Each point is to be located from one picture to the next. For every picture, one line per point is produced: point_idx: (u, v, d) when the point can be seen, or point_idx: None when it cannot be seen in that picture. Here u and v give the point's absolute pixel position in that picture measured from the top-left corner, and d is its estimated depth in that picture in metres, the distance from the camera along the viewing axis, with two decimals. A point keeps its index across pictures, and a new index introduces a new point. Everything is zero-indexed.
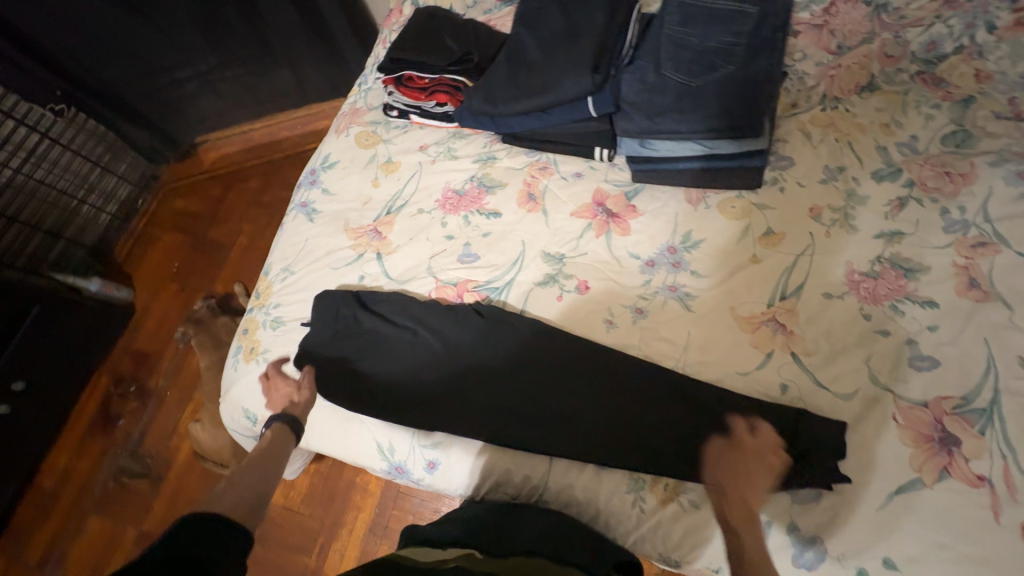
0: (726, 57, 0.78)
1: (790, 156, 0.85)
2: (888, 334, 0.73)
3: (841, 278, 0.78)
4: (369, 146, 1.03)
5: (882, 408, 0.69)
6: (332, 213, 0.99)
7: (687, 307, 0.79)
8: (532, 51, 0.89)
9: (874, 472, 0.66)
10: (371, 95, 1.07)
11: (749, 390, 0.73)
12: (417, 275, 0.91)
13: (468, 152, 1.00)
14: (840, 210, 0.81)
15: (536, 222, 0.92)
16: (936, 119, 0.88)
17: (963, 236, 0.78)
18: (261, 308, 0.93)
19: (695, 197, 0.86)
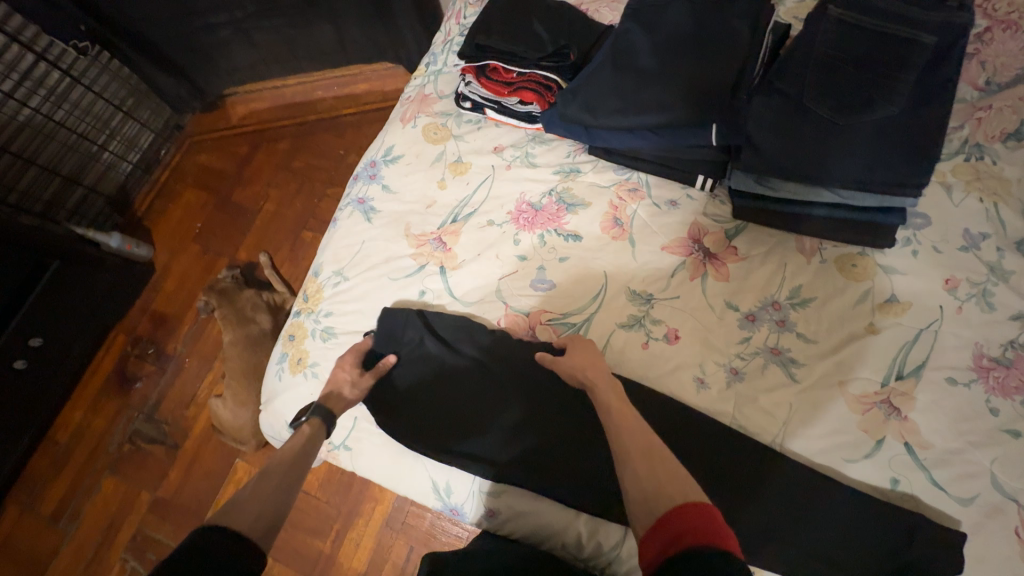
0: (887, 97, 0.67)
1: (925, 213, 0.76)
2: (1019, 436, 0.66)
3: (969, 363, 0.69)
4: (437, 141, 0.92)
5: (1004, 520, 0.62)
6: (392, 214, 0.89)
7: (791, 375, 0.71)
8: (647, 60, 0.77)
9: None
10: (443, 81, 0.95)
11: (853, 479, 0.66)
12: (484, 297, 0.83)
13: (548, 160, 0.89)
14: (977, 284, 0.72)
15: (622, 252, 0.82)
16: None
17: None
18: (311, 314, 0.85)
19: (808, 248, 0.77)
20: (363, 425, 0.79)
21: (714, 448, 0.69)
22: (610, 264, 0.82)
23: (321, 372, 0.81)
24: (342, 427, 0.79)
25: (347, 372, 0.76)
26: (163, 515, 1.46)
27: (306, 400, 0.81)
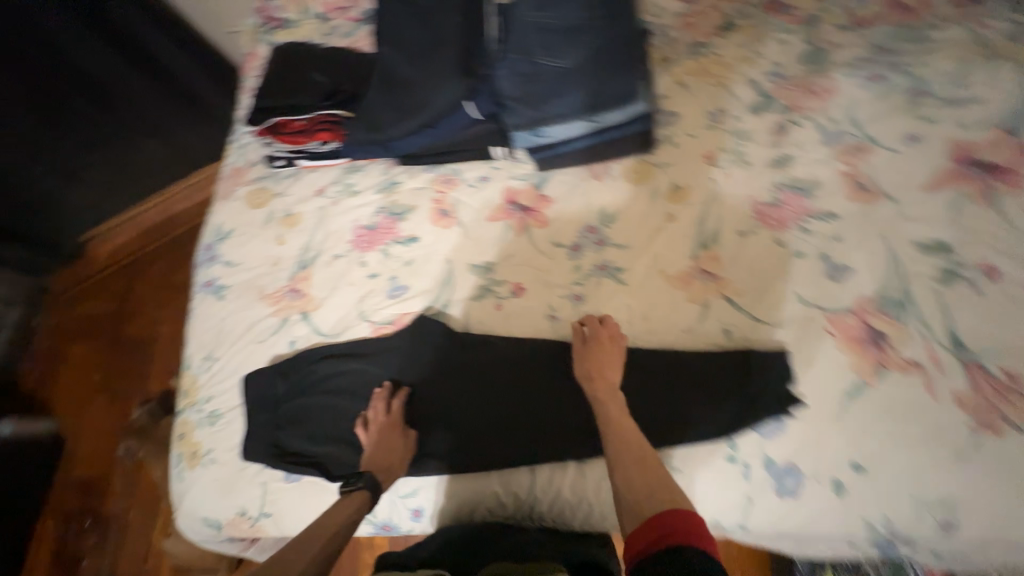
0: (588, 31, 0.79)
1: (674, 111, 0.89)
2: (803, 254, 0.78)
3: (750, 213, 0.82)
4: (261, 204, 0.96)
5: (816, 324, 0.73)
6: (242, 284, 0.92)
7: (621, 280, 0.80)
8: (403, 68, 0.85)
9: (824, 385, 0.70)
10: (250, 150, 1.01)
11: (696, 343, 0.75)
12: (350, 323, 0.86)
13: (367, 184, 0.96)
14: (729, 150, 0.86)
15: (457, 237, 0.90)
16: (791, 43, 0.96)
17: (841, 145, 0.84)
18: (193, 406, 0.85)
19: (599, 171, 0.88)
20: (273, 487, 0.78)
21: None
22: (449, 251, 0.89)
23: (218, 456, 0.81)
24: (254, 498, 0.78)
25: (403, 440, 0.74)
26: None
27: (212, 488, 0.80)
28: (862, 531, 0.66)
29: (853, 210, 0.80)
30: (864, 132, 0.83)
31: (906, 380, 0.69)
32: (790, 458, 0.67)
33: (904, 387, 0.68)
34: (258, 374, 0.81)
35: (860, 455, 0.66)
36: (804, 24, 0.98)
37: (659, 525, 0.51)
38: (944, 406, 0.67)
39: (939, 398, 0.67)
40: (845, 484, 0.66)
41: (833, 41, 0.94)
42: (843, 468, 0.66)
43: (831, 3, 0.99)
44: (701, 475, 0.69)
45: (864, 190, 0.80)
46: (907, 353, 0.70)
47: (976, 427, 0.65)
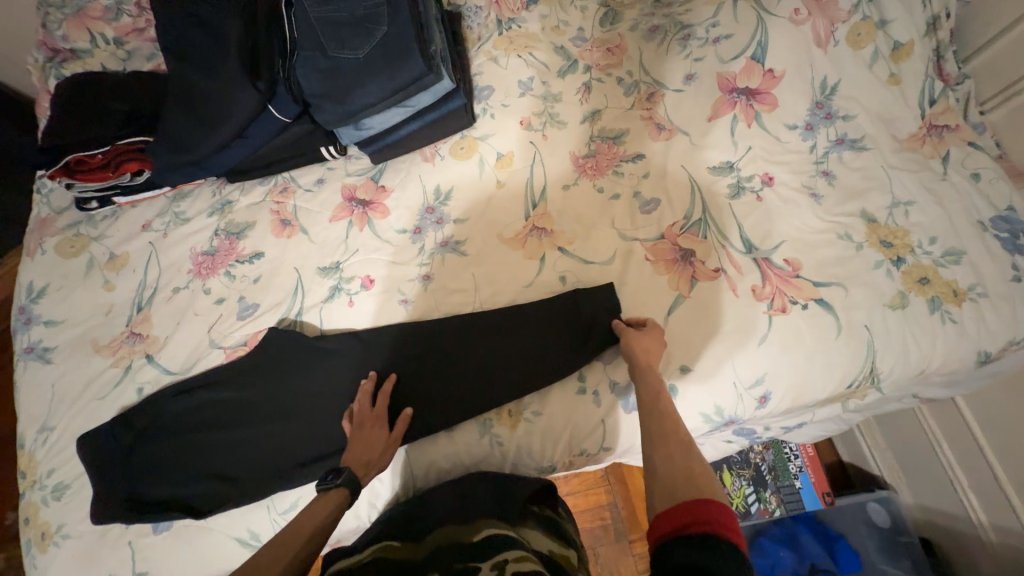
0: (376, 20, 0.80)
1: (488, 85, 0.94)
2: (619, 196, 0.86)
3: (571, 168, 0.88)
4: (78, 252, 0.89)
5: (636, 255, 0.81)
6: (71, 342, 0.84)
7: (463, 252, 0.83)
8: (196, 82, 0.82)
9: (649, 306, 0.78)
10: (56, 196, 0.93)
11: (539, 294, 0.80)
12: (201, 355, 0.82)
13: (198, 209, 0.91)
14: (543, 113, 0.91)
15: (301, 244, 0.88)
16: (589, 8, 1.04)
17: (638, 94, 0.93)
18: (34, 485, 0.77)
19: (429, 154, 0.90)
20: (142, 544, 0.73)
21: (438, 343, 0.78)
22: (296, 260, 0.87)
23: (72, 530, 0.74)
24: (123, 561, 0.73)
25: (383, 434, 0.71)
26: None
27: (71, 565, 0.73)
28: (701, 421, 0.76)
29: (656, 149, 0.89)
30: (653, 78, 0.93)
31: (714, 286, 0.78)
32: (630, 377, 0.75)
33: (712, 292, 0.78)
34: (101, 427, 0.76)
35: (685, 359, 0.75)
36: None
37: (693, 508, 0.44)
38: (744, 300, 0.77)
39: (740, 294, 0.78)
40: (677, 386, 0.75)
41: (622, 1, 1.03)
42: (673, 373, 0.75)
43: None
44: (559, 412, 0.75)
45: (663, 129, 0.90)
46: (712, 263, 0.80)
47: (771, 310, 0.76)
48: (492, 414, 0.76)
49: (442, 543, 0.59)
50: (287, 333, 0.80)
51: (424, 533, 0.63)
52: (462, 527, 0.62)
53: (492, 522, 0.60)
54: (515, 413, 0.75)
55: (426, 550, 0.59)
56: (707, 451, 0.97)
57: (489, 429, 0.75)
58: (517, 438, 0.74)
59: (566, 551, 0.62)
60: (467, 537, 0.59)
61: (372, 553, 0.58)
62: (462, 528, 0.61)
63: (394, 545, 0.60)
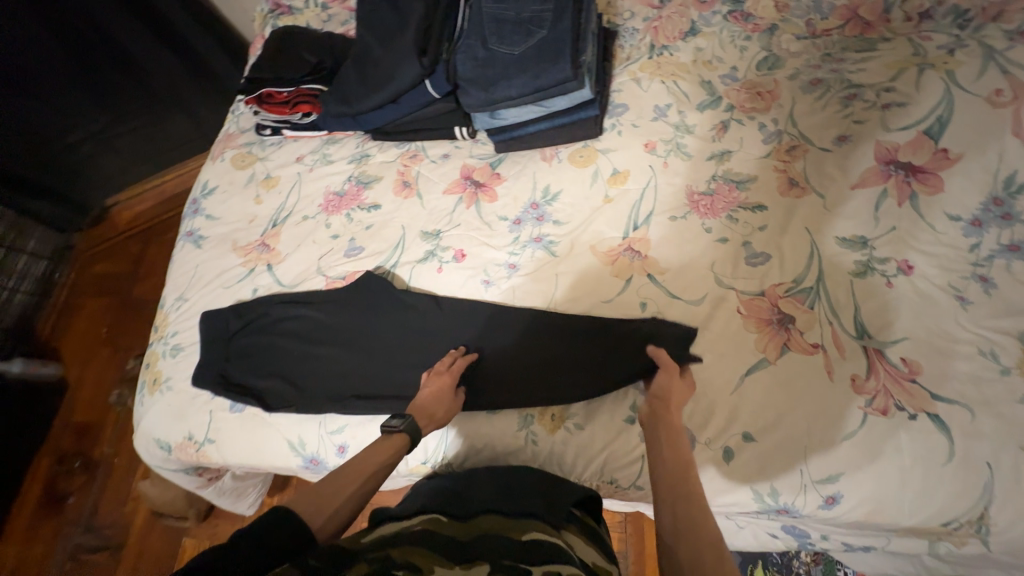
0: (539, 23, 0.86)
1: (624, 103, 0.95)
2: (727, 241, 0.82)
3: (684, 201, 0.86)
4: (246, 166, 1.06)
5: (728, 304, 0.77)
6: (219, 236, 1.01)
7: (553, 253, 0.85)
8: (374, 49, 0.94)
9: (728, 361, 0.74)
10: (243, 119, 1.12)
11: (615, 314, 0.79)
12: (308, 277, 0.94)
13: (342, 154, 1.05)
14: (671, 141, 0.90)
15: (413, 207, 0.97)
16: (749, 49, 1.00)
17: (779, 143, 0.88)
18: (160, 340, 0.94)
19: (549, 154, 0.94)
20: (217, 416, 0.86)
21: (503, 331, 0.81)
22: (405, 221, 0.96)
23: (175, 384, 0.89)
24: (201, 424, 0.86)
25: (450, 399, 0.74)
26: None
27: (166, 412, 0.88)
28: (750, 498, 0.69)
29: (782, 203, 0.84)
30: (799, 131, 0.87)
31: (807, 361, 0.72)
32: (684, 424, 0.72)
33: (803, 367, 0.72)
34: (217, 311, 0.90)
35: (751, 425, 0.70)
36: (765, 32, 1.02)
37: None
38: (838, 386, 0.70)
39: (835, 378, 0.70)
40: (734, 451, 0.69)
41: (789, 49, 0.98)
42: (734, 436, 0.70)
43: (793, 14, 1.02)
44: (601, 433, 0.73)
45: (795, 186, 0.84)
46: (812, 336, 0.73)
47: (869, 408, 0.68)
48: (535, 413, 0.77)
49: (487, 531, 0.62)
50: (378, 281, 0.88)
51: (469, 512, 0.66)
52: (503, 519, 0.64)
53: (538, 524, 0.62)
54: (558, 418, 0.75)
55: (471, 533, 0.62)
56: (745, 538, 0.89)
57: (529, 424, 0.76)
58: (553, 442, 0.75)
59: (608, 565, 0.63)
60: (515, 534, 0.61)
61: (420, 524, 0.62)
62: (509, 522, 0.63)
63: (439, 519, 0.63)
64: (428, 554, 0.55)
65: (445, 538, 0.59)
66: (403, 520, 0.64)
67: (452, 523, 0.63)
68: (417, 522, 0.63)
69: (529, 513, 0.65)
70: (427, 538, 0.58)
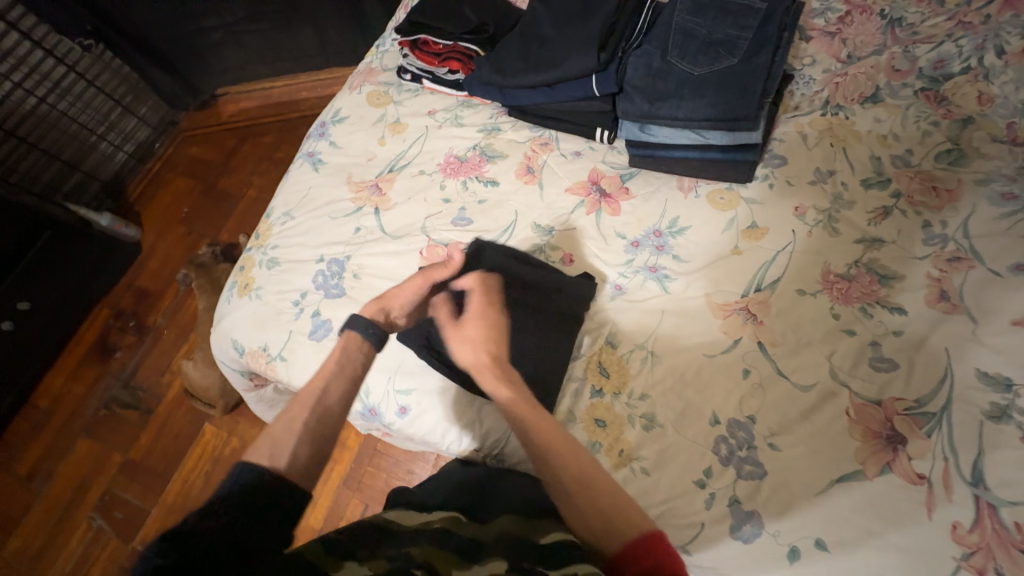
0: (730, 50, 0.82)
1: (783, 156, 0.89)
2: (854, 334, 0.77)
3: (818, 278, 0.81)
4: (379, 105, 1.07)
5: (837, 402, 0.73)
6: (337, 166, 1.02)
7: (665, 289, 0.82)
8: (545, 28, 0.92)
9: (822, 460, 0.69)
10: (388, 56, 1.12)
11: (712, 372, 0.76)
12: (412, 232, 0.94)
13: (474, 121, 1.03)
14: (824, 212, 0.84)
15: (530, 196, 0.94)
16: (933, 135, 0.91)
17: (941, 249, 0.80)
18: (259, 248, 0.97)
19: (687, 185, 0.89)
20: (296, 338, 0.88)
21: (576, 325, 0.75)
22: (517, 207, 0.94)
23: (263, 294, 0.92)
24: (278, 340, 0.89)
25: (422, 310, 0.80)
26: (131, 477, 1.45)
27: (249, 318, 0.91)
28: None
29: (925, 314, 0.77)
30: (970, 245, 0.79)
31: (908, 489, 0.67)
32: (755, 507, 0.69)
33: (901, 493, 0.67)
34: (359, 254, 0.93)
35: (828, 535, 0.66)
36: (957, 122, 0.92)
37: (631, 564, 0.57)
38: (936, 528, 0.64)
39: (934, 518, 0.65)
40: (801, 554, 0.66)
41: (979, 148, 0.88)
42: (805, 539, 0.66)
43: (995, 112, 0.92)
44: (666, 486, 0.71)
45: (945, 300, 0.77)
46: (921, 466, 0.68)
47: (963, 562, 0.62)
48: (604, 443, 0.74)
49: (509, 534, 0.61)
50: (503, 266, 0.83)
51: (489, 516, 0.65)
52: (526, 525, 0.63)
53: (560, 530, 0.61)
54: (625, 455, 0.73)
55: (492, 532, 0.61)
56: None
57: (595, 452, 0.74)
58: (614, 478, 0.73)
59: None
60: (536, 536, 0.61)
61: (439, 520, 0.62)
62: (530, 528, 0.63)
63: (461, 519, 0.63)
64: (447, 559, 0.56)
65: (460, 539, 0.59)
66: (422, 512, 0.65)
67: (471, 524, 0.63)
68: (436, 519, 0.63)
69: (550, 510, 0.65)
70: (443, 538, 0.59)
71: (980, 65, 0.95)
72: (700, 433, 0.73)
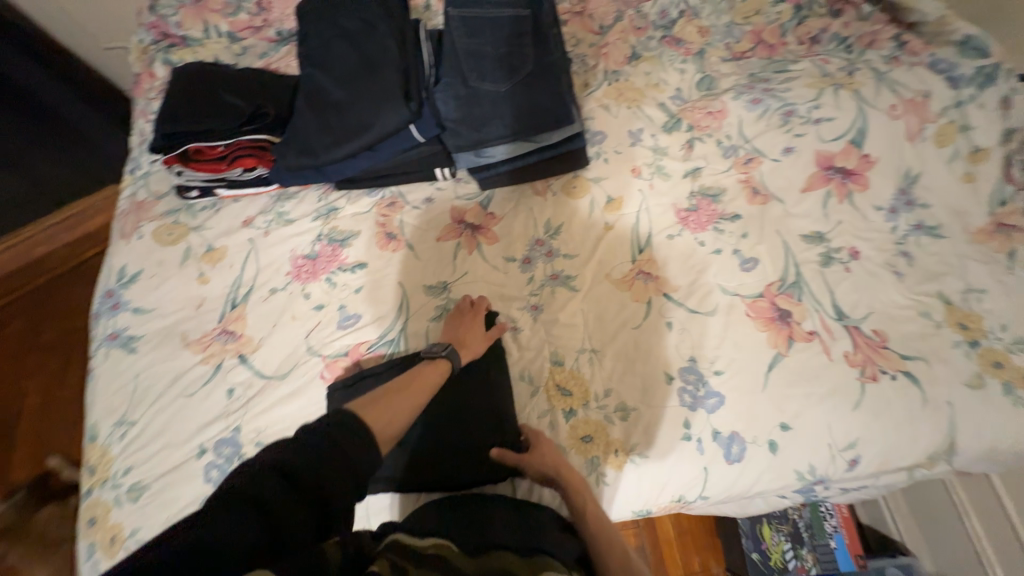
0: (521, 59, 0.86)
1: (600, 130, 0.99)
2: (721, 251, 0.90)
3: (674, 219, 0.92)
4: (176, 240, 0.87)
5: (738, 310, 0.85)
6: (158, 333, 0.81)
7: (573, 288, 0.85)
8: (334, 92, 0.84)
9: (753, 361, 0.81)
10: (155, 180, 0.92)
11: (646, 339, 0.82)
12: (298, 360, 0.80)
13: (302, 211, 0.91)
14: (652, 164, 0.96)
15: (405, 261, 0.87)
16: (687, 71, 1.10)
17: (737, 157, 0.98)
18: (105, 485, 0.72)
19: (541, 188, 0.93)
20: None
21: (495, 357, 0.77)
22: (398, 278, 0.86)
23: (145, 537, 0.69)
24: None
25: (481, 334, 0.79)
26: None
27: None
28: (795, 478, 0.78)
29: (752, 211, 0.94)
30: (752, 146, 0.98)
31: (810, 348, 0.83)
32: (733, 428, 0.78)
33: (809, 354, 0.82)
34: (241, 418, 0.75)
35: (786, 416, 0.79)
36: (696, 55, 1.12)
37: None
38: (839, 364, 0.81)
39: (834, 358, 0.82)
40: (777, 442, 0.78)
41: (719, 70, 1.10)
42: (774, 430, 0.78)
43: (714, 38, 1.15)
44: (665, 457, 0.77)
45: (757, 194, 0.95)
46: (807, 325, 0.84)
47: (863, 377, 0.80)
48: (599, 454, 0.77)
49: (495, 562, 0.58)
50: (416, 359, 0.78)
51: (479, 545, 0.61)
52: (515, 554, 0.59)
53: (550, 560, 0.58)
54: (622, 453, 0.77)
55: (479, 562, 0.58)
56: (756, 504, 0.91)
57: (597, 467, 0.76)
58: (623, 477, 0.76)
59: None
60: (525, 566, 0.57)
61: (432, 546, 0.58)
62: (518, 557, 0.59)
63: (449, 547, 0.58)
64: None
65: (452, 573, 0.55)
66: (416, 537, 0.60)
67: (460, 556, 0.58)
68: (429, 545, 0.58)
69: (535, 546, 0.61)
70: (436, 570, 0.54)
71: (688, 6, 1.16)
72: (664, 395, 0.79)
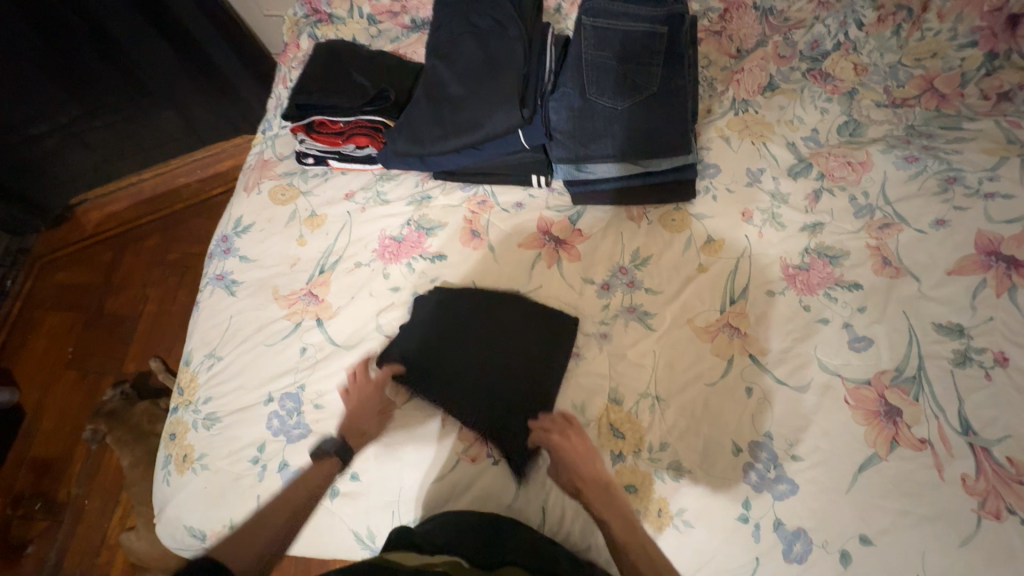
0: (646, 78, 0.81)
1: (715, 163, 0.91)
2: (828, 321, 0.79)
3: (779, 275, 0.83)
4: (286, 201, 0.94)
5: (835, 393, 0.74)
6: (255, 282, 0.89)
7: (649, 326, 0.80)
8: (452, 86, 0.86)
9: (840, 455, 0.71)
10: (280, 143, 1.01)
11: (718, 399, 0.75)
12: (367, 336, 0.84)
13: (399, 194, 0.94)
14: (767, 210, 0.87)
15: (481, 261, 0.88)
16: (830, 111, 0.98)
17: (871, 219, 0.85)
18: (188, 407, 0.81)
19: (636, 214, 0.88)
20: (267, 501, 0.75)
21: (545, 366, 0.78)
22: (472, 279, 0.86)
23: (211, 462, 0.77)
24: (246, 511, 0.75)
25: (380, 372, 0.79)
26: None
27: (201, 495, 0.76)
28: None
29: (878, 284, 0.81)
30: (894, 210, 0.85)
31: (918, 458, 0.70)
32: (799, 523, 0.69)
33: (915, 464, 0.69)
34: (310, 377, 0.81)
35: (868, 529, 0.68)
36: (845, 95, 0.99)
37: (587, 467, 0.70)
38: (952, 488, 0.68)
39: (947, 479, 0.68)
40: (852, 555, 0.67)
41: (869, 116, 0.97)
42: (850, 540, 0.67)
43: (871, 79, 1.01)
44: (712, 531, 0.70)
45: (889, 265, 0.82)
46: (920, 431, 0.71)
47: (981, 511, 0.66)
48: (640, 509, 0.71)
49: None
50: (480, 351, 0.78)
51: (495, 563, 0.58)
52: None
53: None
54: (665, 515, 0.71)
55: None
56: None
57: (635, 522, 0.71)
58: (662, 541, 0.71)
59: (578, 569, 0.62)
60: None
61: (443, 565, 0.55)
62: None
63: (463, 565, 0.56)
64: None
65: None
66: (427, 556, 0.58)
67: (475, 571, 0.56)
68: (438, 563, 0.56)
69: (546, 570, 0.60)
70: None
71: (848, 38, 1.03)
72: (725, 465, 0.72)
